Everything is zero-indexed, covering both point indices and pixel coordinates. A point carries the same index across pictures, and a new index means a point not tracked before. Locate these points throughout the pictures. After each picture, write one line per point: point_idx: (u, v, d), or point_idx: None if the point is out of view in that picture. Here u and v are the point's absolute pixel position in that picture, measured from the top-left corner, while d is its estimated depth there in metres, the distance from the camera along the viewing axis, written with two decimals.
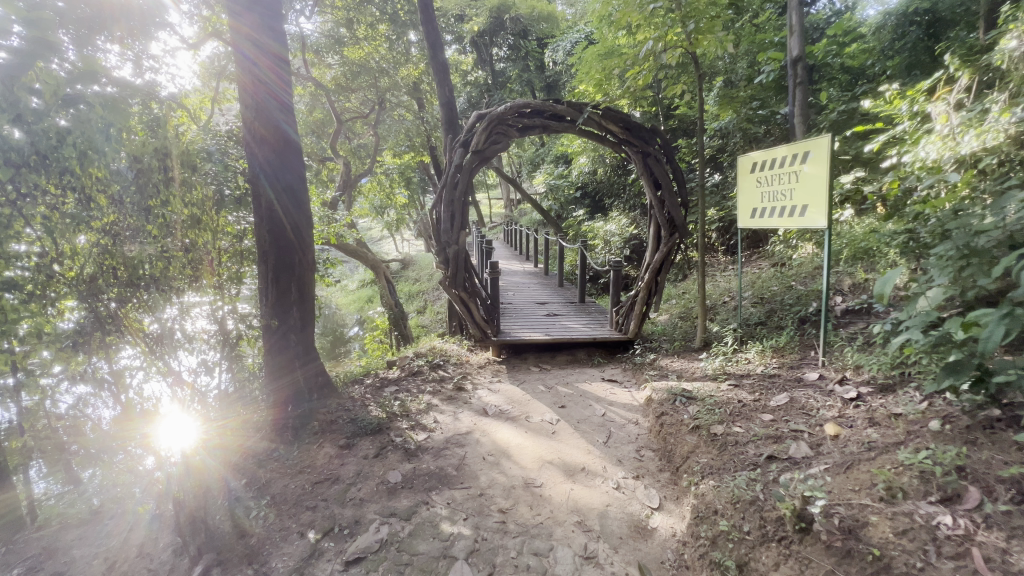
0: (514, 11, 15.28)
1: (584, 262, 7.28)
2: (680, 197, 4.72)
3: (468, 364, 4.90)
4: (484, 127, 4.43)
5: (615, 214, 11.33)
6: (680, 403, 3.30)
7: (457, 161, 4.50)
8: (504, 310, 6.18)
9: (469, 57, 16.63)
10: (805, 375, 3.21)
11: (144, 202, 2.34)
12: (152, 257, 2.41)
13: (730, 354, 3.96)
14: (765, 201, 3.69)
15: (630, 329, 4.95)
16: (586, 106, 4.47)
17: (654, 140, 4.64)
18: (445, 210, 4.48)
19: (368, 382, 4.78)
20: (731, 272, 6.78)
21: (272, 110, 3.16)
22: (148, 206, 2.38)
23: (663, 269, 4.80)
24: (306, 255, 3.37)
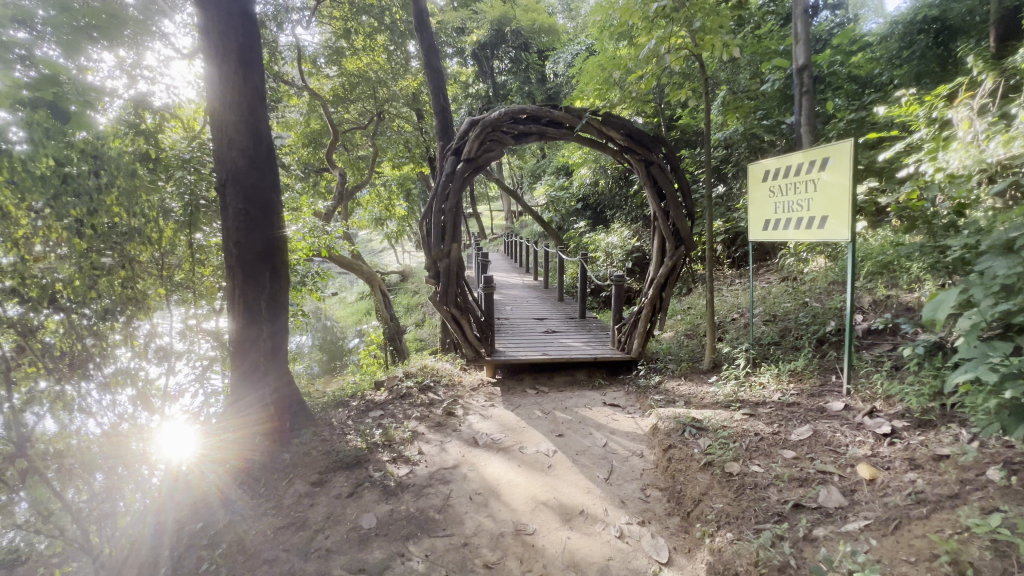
0: (515, 23, 15.23)
1: (584, 275, 6.99)
2: (686, 208, 4.45)
3: (460, 386, 4.59)
4: (477, 133, 4.18)
5: (616, 225, 11.08)
6: (689, 434, 2.98)
7: (448, 169, 4.23)
8: (500, 326, 5.89)
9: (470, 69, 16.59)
10: (829, 405, 2.89)
11: (67, 210, 1.97)
12: (76, 273, 2.03)
13: (742, 377, 3.64)
14: (778, 211, 3.42)
15: (633, 348, 4.64)
16: (585, 111, 4.22)
17: (659, 146, 4.37)
18: (436, 221, 4.22)
19: (352, 405, 4.47)
20: (739, 286, 6.49)
21: (243, 110, 2.90)
22: (73, 216, 2.01)
23: (669, 284, 4.50)
24: (277, 272, 3.06)
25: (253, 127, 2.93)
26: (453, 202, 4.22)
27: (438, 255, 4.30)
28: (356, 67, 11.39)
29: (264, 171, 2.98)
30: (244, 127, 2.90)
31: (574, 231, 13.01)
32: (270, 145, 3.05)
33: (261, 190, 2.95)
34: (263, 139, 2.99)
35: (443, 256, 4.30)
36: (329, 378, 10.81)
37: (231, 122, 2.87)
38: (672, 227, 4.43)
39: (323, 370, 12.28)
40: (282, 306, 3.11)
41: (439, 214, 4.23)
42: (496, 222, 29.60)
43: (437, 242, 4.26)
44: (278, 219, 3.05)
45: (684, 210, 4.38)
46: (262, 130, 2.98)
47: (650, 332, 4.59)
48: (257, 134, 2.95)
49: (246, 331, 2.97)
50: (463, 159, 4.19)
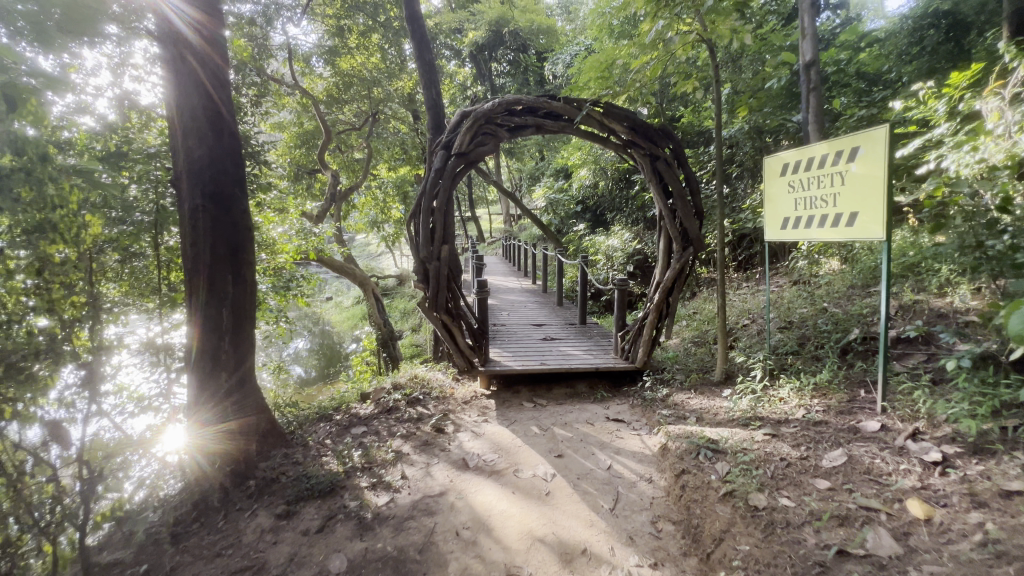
0: (514, 23, 14.94)
1: (585, 279, 6.67)
2: (694, 206, 4.14)
3: (452, 399, 4.26)
4: (468, 125, 3.85)
5: (616, 228, 10.78)
6: (704, 458, 2.64)
7: (438, 164, 3.90)
8: (496, 333, 5.55)
9: (468, 71, 16.32)
10: (862, 425, 2.57)
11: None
12: None
13: (759, 391, 3.30)
14: (800, 208, 3.10)
15: (637, 357, 4.31)
16: (585, 102, 3.92)
17: (667, 140, 4.05)
18: (424, 221, 3.89)
19: (335, 420, 4.14)
20: (747, 290, 6.18)
21: (202, 96, 2.54)
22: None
23: (677, 289, 4.16)
24: (243, 275, 2.72)
25: (213, 116, 2.58)
26: (443, 202, 3.90)
27: (427, 258, 3.97)
28: (349, 67, 11.08)
29: (228, 164, 2.63)
30: (202, 115, 2.54)
31: (573, 234, 12.72)
32: (234, 135, 2.70)
33: (224, 186, 2.61)
34: (225, 129, 2.64)
35: (432, 259, 3.97)
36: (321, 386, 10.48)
37: (187, 109, 2.52)
38: (680, 227, 4.11)
39: (316, 376, 11.93)
40: (248, 315, 2.78)
41: (426, 215, 3.90)
42: (494, 226, 29.42)
43: (427, 244, 3.94)
44: (244, 217, 2.71)
45: (693, 209, 4.06)
46: (223, 118, 2.63)
47: (657, 340, 4.26)
48: (217, 122, 2.60)
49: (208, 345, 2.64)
50: (453, 154, 3.86)
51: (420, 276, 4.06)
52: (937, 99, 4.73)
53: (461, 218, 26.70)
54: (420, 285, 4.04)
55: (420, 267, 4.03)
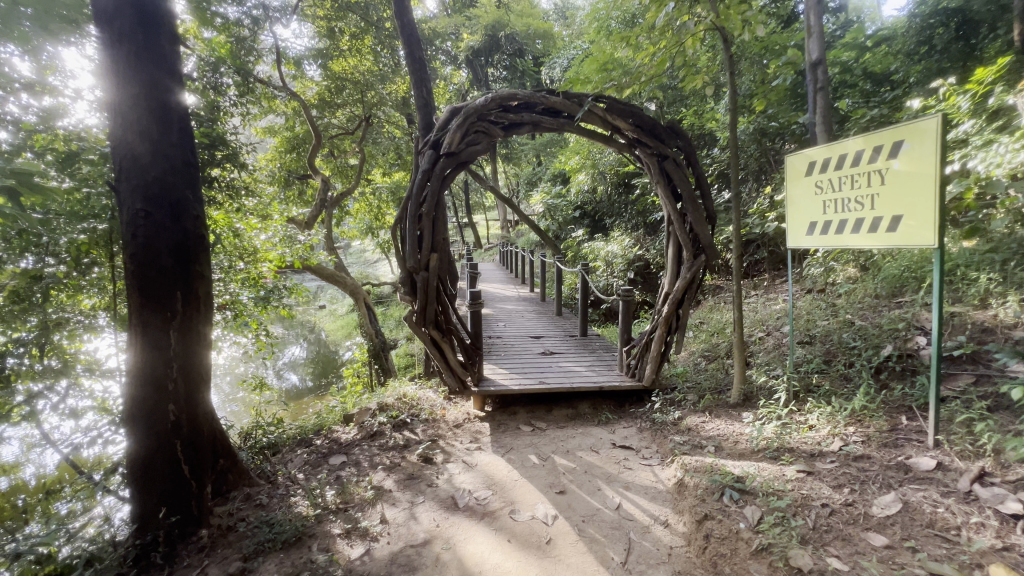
0: (511, 27, 14.71)
1: (585, 287, 6.33)
2: (706, 210, 3.80)
3: (442, 421, 3.90)
4: (459, 122, 3.49)
5: (616, 233, 10.48)
6: (730, 500, 2.28)
7: (426, 165, 3.54)
8: (491, 347, 5.20)
9: (464, 75, 16.06)
10: (914, 461, 2.21)
11: None
12: None
13: (785, 417, 2.95)
14: (829, 211, 2.77)
15: (645, 374, 3.96)
16: (587, 97, 3.58)
17: (675, 139, 3.71)
18: (411, 227, 3.55)
19: (313, 446, 3.77)
20: (757, 299, 5.84)
21: (143, 82, 2.16)
22: None
23: (687, 301, 3.82)
24: (196, 289, 2.34)
25: (158, 105, 2.21)
26: (432, 208, 3.56)
27: (415, 268, 3.61)
28: (342, 69, 10.79)
29: (177, 162, 2.26)
30: (144, 104, 2.17)
31: (571, 240, 12.40)
32: (185, 128, 2.33)
33: (171, 186, 2.23)
34: (174, 120, 2.27)
35: (420, 269, 3.62)
36: (312, 398, 10.14)
37: (125, 97, 2.15)
38: (691, 232, 3.77)
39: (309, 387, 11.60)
40: (201, 336, 2.39)
41: (414, 221, 3.55)
42: (491, 232, 29.20)
43: (414, 253, 3.58)
44: (195, 222, 2.34)
45: (704, 213, 3.72)
46: (172, 109, 2.26)
47: (666, 356, 3.90)
48: (163, 112, 2.22)
49: (152, 373, 2.23)
50: (443, 154, 3.51)
51: (406, 289, 3.69)
52: (959, 95, 4.42)
53: (458, 223, 26.39)
54: (407, 298, 3.68)
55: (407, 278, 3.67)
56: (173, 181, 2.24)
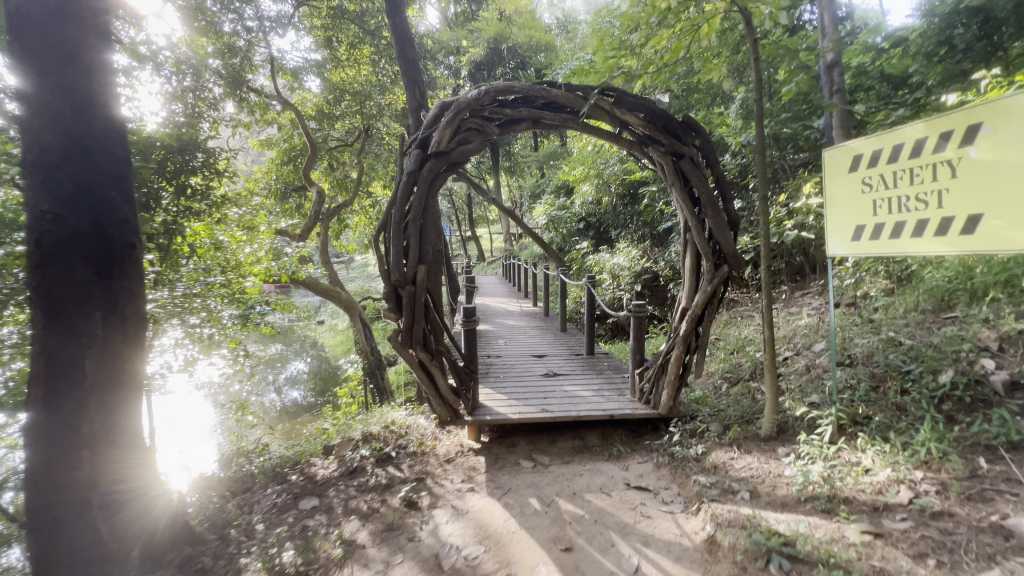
0: (513, 38, 14.48)
1: (591, 301, 5.89)
2: (728, 215, 3.37)
3: (432, 455, 3.45)
4: (449, 118, 3.11)
5: (621, 244, 10.08)
6: (780, 570, 1.82)
7: (411, 165, 3.16)
8: (489, 368, 4.76)
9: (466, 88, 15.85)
10: (1016, 523, 1.74)
11: None
12: None
13: (833, 456, 2.48)
14: (881, 212, 2.34)
15: (661, 401, 3.49)
16: (593, 89, 3.19)
17: (692, 135, 3.29)
18: (396, 235, 3.15)
19: (285, 484, 3.33)
20: (778, 314, 5.38)
21: (56, 58, 1.79)
22: None
23: (708, 318, 3.38)
24: (122, 312, 1.95)
25: (74, 87, 1.83)
26: (418, 214, 3.16)
27: (399, 282, 3.19)
28: (340, 80, 10.52)
29: (98, 157, 1.89)
30: (55, 85, 1.79)
31: (574, 252, 12.01)
32: (110, 117, 1.96)
33: (92, 186, 1.85)
34: (96, 108, 1.90)
35: (405, 282, 3.20)
36: (305, 418, 9.72)
37: (34, 77, 1.77)
38: (712, 239, 3.33)
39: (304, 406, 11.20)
40: (127, 363, 2.00)
41: (398, 228, 3.15)
42: (494, 245, 28.96)
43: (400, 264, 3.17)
44: (123, 230, 1.96)
45: (725, 218, 3.29)
46: (92, 93, 1.88)
47: (684, 380, 3.45)
48: (81, 98, 1.85)
49: (57, 411, 1.81)
50: (431, 153, 3.13)
51: (390, 304, 3.28)
52: (1003, 88, 3.98)
53: (460, 236, 26.07)
54: (393, 314, 3.26)
55: (392, 292, 3.26)
56: (93, 179, 1.86)
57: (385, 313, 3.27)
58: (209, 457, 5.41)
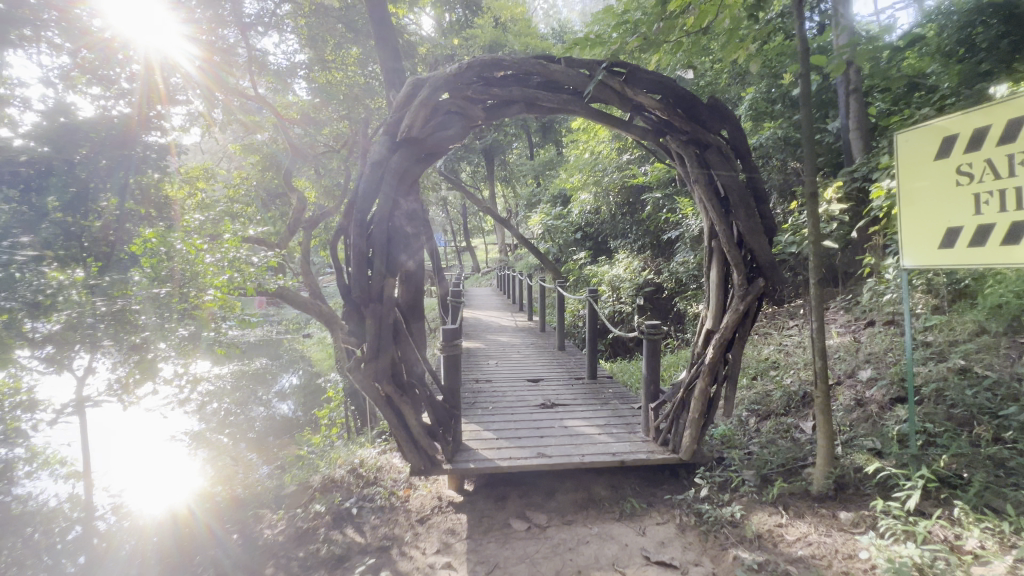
0: (508, 45, 14.03)
1: (593, 318, 5.29)
2: (765, 217, 2.77)
3: (405, 513, 2.80)
4: (423, 97, 2.53)
5: (621, 254, 9.55)
6: None
7: (377, 153, 2.58)
8: (477, 396, 4.12)
9: None
10: None
11: None
12: None
13: (926, 533, 1.86)
14: (989, 210, 1.77)
15: (683, 443, 2.88)
16: (600, 64, 2.62)
17: (716, 121, 2.71)
18: (357, 240, 2.58)
19: (215, 553, 2.65)
20: (801, 333, 4.81)
21: None
22: None
23: (738, 342, 2.79)
24: None
25: None
26: (387, 214, 2.59)
27: (362, 299, 2.63)
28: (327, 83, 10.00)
29: None
30: None
31: (572, 263, 11.44)
32: None
33: None
34: None
35: (369, 299, 2.63)
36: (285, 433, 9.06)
37: None
38: (743, 248, 2.76)
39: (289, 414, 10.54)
40: None
41: (361, 232, 2.58)
42: (488, 257, 28.51)
43: (362, 276, 2.61)
44: None
45: (760, 222, 2.71)
46: None
47: (710, 417, 2.85)
48: None
49: None
50: (402, 140, 2.55)
51: (350, 325, 2.69)
52: None
53: (455, 248, 25.55)
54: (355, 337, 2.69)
55: (354, 309, 2.67)
56: None
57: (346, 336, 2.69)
58: (193, 476, 5.07)
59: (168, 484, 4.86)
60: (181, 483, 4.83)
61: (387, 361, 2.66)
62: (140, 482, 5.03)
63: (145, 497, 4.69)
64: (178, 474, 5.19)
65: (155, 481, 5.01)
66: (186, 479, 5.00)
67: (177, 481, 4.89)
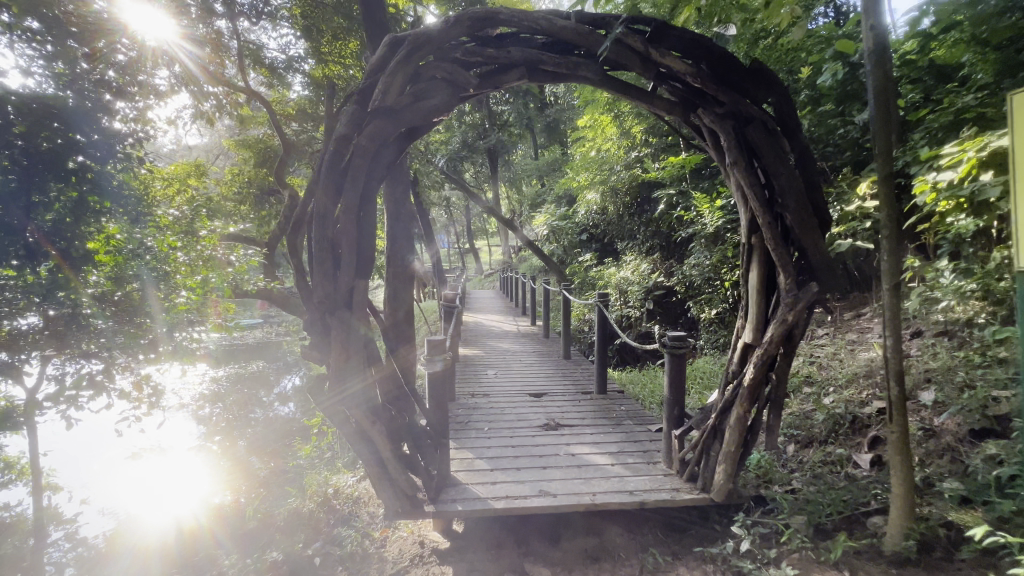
0: None
1: (602, 326, 4.80)
2: (817, 206, 2.26)
3: (380, 565, 2.33)
4: (400, 58, 2.07)
5: (629, 256, 9.11)
6: None
7: (342, 127, 2.11)
8: (473, 415, 3.64)
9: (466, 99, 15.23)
10: None
11: None
12: None
13: None
14: None
15: (715, 478, 2.39)
16: (618, 21, 2.13)
17: (758, 89, 2.22)
18: (320, 235, 2.13)
19: None
20: (833, 344, 4.33)
21: None
22: None
23: (783, 359, 2.30)
24: None
25: None
26: (355, 203, 2.13)
27: (326, 306, 2.18)
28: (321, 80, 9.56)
29: None
30: None
31: (578, 265, 11.01)
32: None
33: None
34: None
35: (335, 305, 2.19)
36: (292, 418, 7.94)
37: None
38: (790, 245, 2.27)
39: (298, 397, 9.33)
40: None
41: (325, 225, 2.13)
42: (491, 259, 28.26)
43: (328, 278, 2.16)
44: None
45: (813, 212, 2.22)
46: None
47: (747, 450, 2.37)
48: None
49: None
50: (372, 109, 2.07)
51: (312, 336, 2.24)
52: None
53: (459, 249, 25.24)
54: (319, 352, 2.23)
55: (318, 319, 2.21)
56: None
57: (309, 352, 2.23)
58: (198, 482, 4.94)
59: (174, 492, 4.76)
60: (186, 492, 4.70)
61: (361, 381, 2.22)
62: (150, 493, 4.95)
63: (152, 508, 4.60)
64: (181, 481, 5.05)
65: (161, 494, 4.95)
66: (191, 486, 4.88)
67: (184, 490, 4.78)
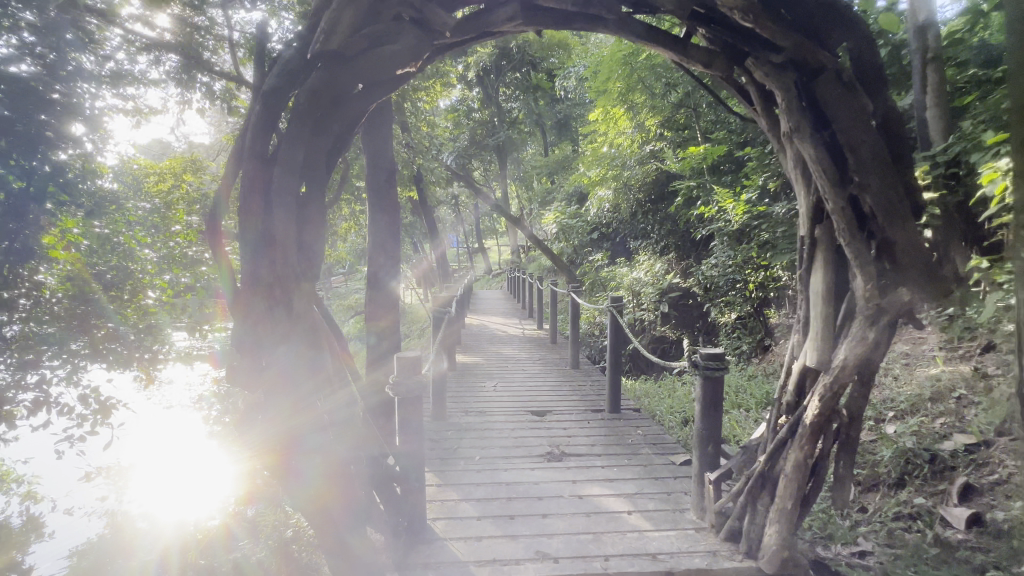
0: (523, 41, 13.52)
1: (616, 335, 4.25)
2: (904, 187, 1.70)
3: None
4: None
5: (641, 257, 8.55)
6: None
7: (274, 79, 1.61)
8: (463, 439, 3.12)
9: (475, 96, 14.86)
10: None
11: None
12: None
13: None
14: None
15: (764, 541, 1.84)
16: None
17: (828, 31, 1.68)
18: (247, 217, 1.64)
19: None
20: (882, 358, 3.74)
21: None
22: None
23: (858, 389, 1.74)
24: None
25: None
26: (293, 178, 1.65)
27: (285, 307, 1.69)
28: None
29: None
30: None
31: (588, 265, 10.46)
32: None
33: None
34: None
35: (291, 307, 1.70)
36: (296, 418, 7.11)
37: None
38: (867, 238, 1.72)
39: None
40: None
41: (254, 207, 1.64)
42: (499, 259, 27.87)
43: (270, 272, 1.66)
44: None
45: (902, 193, 1.66)
46: None
47: (807, 504, 1.82)
48: None
49: None
50: (315, 57, 1.58)
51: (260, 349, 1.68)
52: None
53: (468, 249, 24.83)
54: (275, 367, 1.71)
55: (287, 323, 1.69)
56: None
57: (278, 363, 1.70)
58: (206, 476, 4.73)
59: (183, 492, 4.57)
60: (197, 491, 4.51)
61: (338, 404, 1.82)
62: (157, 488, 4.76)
63: (158, 510, 4.40)
64: (193, 473, 4.87)
65: (173, 480, 4.83)
66: (201, 481, 4.68)
67: (194, 488, 4.57)
